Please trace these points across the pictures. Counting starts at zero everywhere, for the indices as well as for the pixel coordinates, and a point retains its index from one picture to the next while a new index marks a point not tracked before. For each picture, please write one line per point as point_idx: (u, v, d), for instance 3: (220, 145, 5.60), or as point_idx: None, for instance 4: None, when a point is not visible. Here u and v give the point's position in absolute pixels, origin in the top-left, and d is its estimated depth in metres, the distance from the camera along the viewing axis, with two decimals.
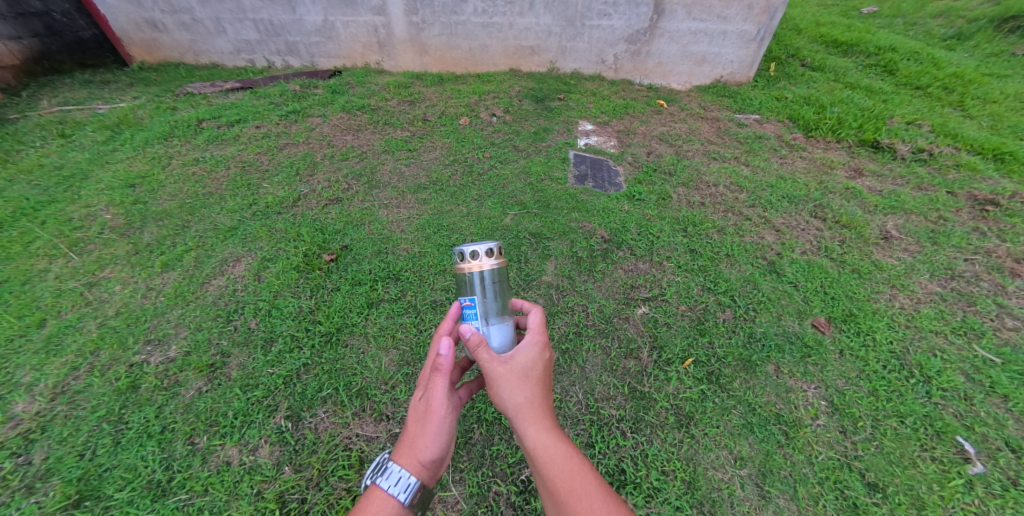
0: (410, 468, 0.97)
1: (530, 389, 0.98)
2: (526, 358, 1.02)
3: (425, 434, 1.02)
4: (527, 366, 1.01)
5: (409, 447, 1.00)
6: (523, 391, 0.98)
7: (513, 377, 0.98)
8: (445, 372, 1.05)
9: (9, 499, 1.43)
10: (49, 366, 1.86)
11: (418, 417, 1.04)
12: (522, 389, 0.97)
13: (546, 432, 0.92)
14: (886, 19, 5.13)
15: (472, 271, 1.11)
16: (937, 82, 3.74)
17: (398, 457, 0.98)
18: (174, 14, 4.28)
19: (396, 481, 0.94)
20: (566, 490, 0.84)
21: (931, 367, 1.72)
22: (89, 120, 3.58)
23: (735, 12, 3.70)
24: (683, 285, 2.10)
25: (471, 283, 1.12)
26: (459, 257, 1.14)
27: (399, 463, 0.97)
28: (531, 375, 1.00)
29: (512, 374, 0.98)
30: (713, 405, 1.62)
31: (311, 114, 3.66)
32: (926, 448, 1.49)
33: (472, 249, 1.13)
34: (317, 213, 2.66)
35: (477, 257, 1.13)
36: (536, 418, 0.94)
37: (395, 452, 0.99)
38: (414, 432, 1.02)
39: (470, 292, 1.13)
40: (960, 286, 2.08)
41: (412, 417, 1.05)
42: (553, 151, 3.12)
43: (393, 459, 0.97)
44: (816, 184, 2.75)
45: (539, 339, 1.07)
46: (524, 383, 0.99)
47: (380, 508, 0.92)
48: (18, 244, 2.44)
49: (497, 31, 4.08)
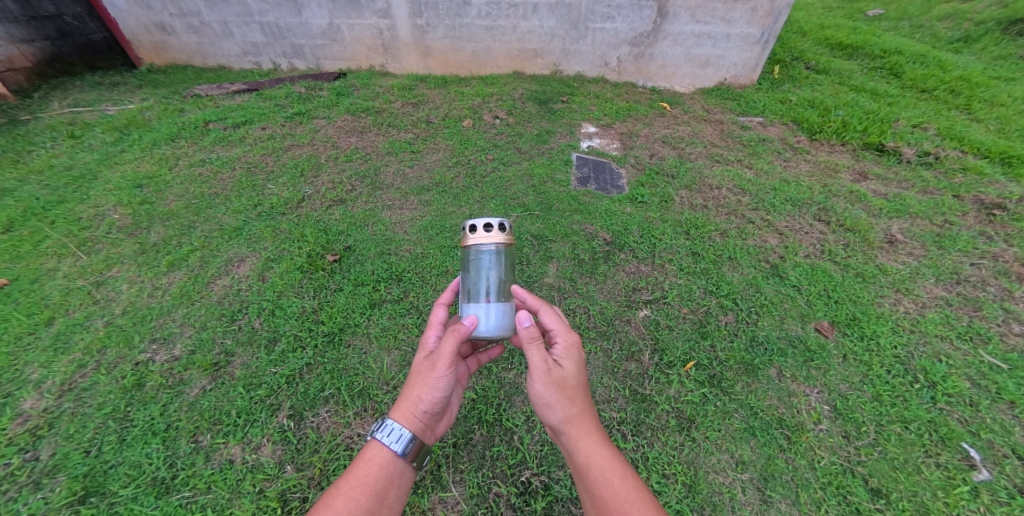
0: (406, 421, 1.05)
1: (576, 402, 1.03)
2: (571, 369, 1.08)
3: (424, 391, 1.09)
4: (572, 377, 1.07)
5: (409, 402, 1.08)
6: (569, 402, 1.03)
7: (558, 389, 1.04)
8: (461, 336, 1.12)
9: (17, 495, 1.46)
10: (56, 363, 1.88)
11: (421, 373, 1.10)
12: (569, 401, 1.03)
13: (596, 447, 0.98)
14: (892, 22, 5.10)
15: (477, 244, 1.13)
16: (944, 85, 3.72)
17: (398, 413, 1.06)
18: (182, 17, 4.34)
19: (393, 434, 1.02)
20: (615, 507, 0.88)
21: (935, 372, 1.71)
22: (99, 122, 3.64)
23: (739, 15, 3.70)
24: (685, 288, 2.10)
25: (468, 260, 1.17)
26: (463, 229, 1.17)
27: (397, 418, 1.04)
28: (578, 388, 1.06)
29: (557, 385, 1.05)
30: (715, 409, 1.61)
31: (316, 116, 3.70)
32: (931, 454, 1.47)
33: (481, 223, 1.13)
34: (321, 214, 2.69)
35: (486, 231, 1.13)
36: (585, 433, 1.00)
37: (394, 406, 1.07)
38: (414, 389, 1.09)
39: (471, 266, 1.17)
40: (966, 291, 2.06)
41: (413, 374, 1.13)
42: (556, 154, 3.13)
43: (391, 415, 1.05)
44: (820, 187, 2.73)
45: (579, 344, 1.13)
46: (570, 394, 1.04)
47: (375, 456, 1.00)
48: (29, 243, 2.48)
49: (501, 34, 4.10)
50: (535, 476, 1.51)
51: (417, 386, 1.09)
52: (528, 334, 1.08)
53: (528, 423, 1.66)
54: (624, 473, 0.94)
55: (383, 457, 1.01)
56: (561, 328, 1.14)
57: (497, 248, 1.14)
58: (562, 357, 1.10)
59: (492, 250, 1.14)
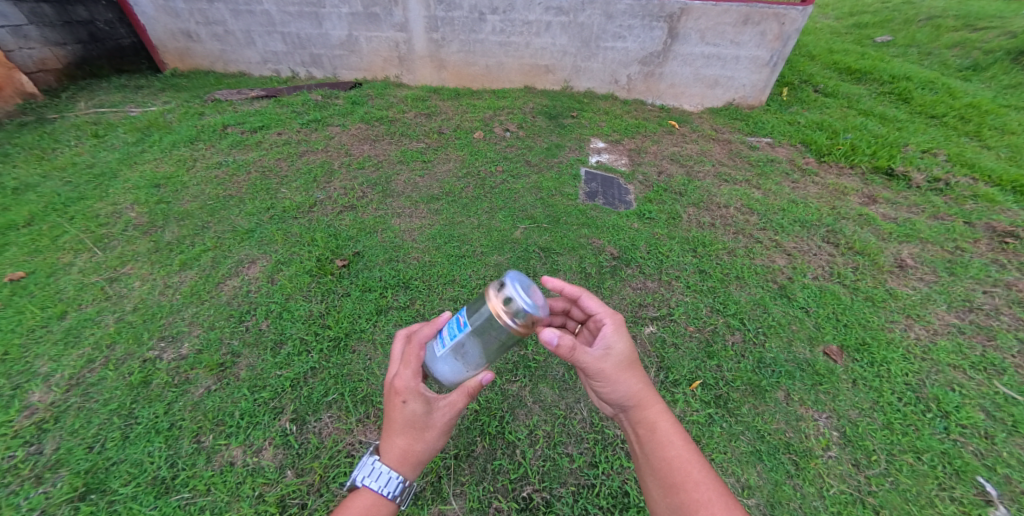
0: (411, 473, 1.01)
1: (636, 374, 1.01)
2: (623, 346, 1.05)
3: (426, 445, 1.03)
4: (629, 352, 1.04)
5: (409, 457, 1.01)
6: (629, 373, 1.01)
7: (620, 365, 1.00)
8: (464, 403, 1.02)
9: (19, 488, 1.47)
10: (67, 357, 1.91)
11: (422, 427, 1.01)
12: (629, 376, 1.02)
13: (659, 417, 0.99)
14: (901, 48, 5.14)
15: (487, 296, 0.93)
16: (953, 112, 3.72)
17: (399, 462, 1.00)
18: (208, 25, 4.49)
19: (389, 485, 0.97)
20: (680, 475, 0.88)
21: (948, 402, 1.67)
22: (121, 122, 3.74)
23: (749, 38, 3.75)
24: (692, 306, 2.09)
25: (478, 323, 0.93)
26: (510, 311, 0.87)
27: (403, 474, 1.00)
28: (634, 363, 1.04)
29: (618, 362, 1.00)
30: (721, 431, 1.59)
31: (331, 123, 3.77)
32: (945, 487, 1.43)
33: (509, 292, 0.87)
34: (332, 219, 2.73)
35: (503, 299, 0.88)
36: (648, 405, 1.00)
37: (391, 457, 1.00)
38: (413, 443, 1.01)
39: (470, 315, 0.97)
40: (978, 319, 2.03)
41: (403, 424, 1.02)
42: (564, 168, 3.16)
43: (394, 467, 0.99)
44: (829, 209, 2.72)
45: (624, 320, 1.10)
46: (632, 370, 1.04)
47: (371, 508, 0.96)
48: (47, 237, 2.54)
49: (515, 49, 4.18)
50: (537, 492, 1.49)
51: (421, 442, 1.02)
52: (564, 345, 0.95)
53: (531, 437, 1.65)
54: (686, 441, 0.95)
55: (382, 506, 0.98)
56: (604, 309, 1.14)
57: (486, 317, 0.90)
58: (612, 335, 1.06)
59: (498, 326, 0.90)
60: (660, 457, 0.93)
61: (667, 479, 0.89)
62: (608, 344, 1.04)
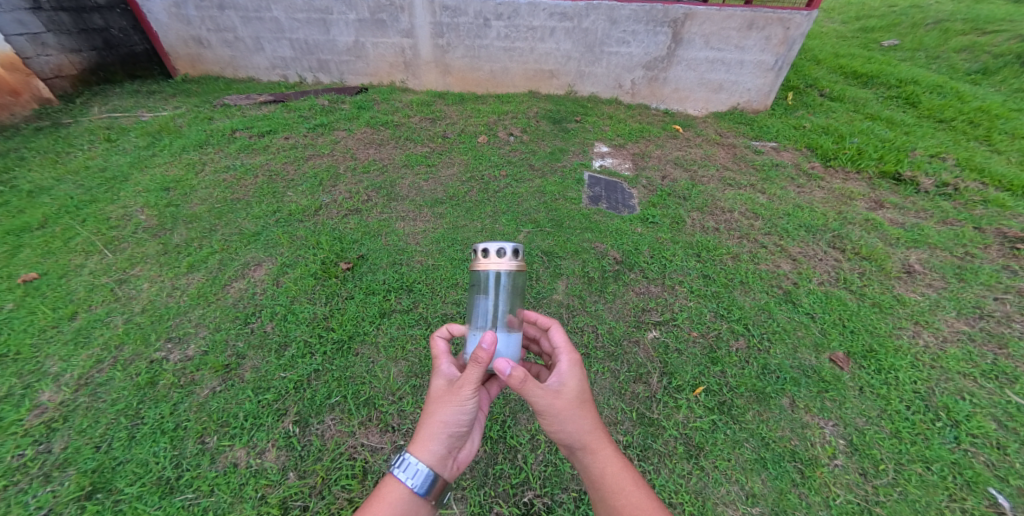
0: (424, 454, 0.97)
1: (586, 414, 1.03)
2: (576, 385, 1.07)
3: (440, 416, 1.02)
4: (580, 389, 1.07)
5: (423, 433, 1.01)
6: (580, 411, 1.03)
7: (571, 404, 1.03)
8: (484, 364, 0.99)
9: (28, 486, 1.49)
10: (76, 357, 1.94)
11: (440, 397, 1.04)
12: (582, 416, 1.03)
13: (611, 461, 0.98)
14: (909, 52, 5.10)
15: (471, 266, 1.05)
16: (963, 116, 3.67)
17: (417, 445, 0.98)
18: (218, 32, 4.57)
19: (410, 469, 0.94)
20: None
21: (959, 411, 1.63)
22: (133, 127, 3.82)
23: (754, 42, 3.74)
24: (695, 311, 2.07)
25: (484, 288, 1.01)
26: (489, 257, 0.96)
27: (413, 450, 0.97)
28: (586, 404, 1.05)
29: (569, 400, 1.03)
30: (724, 437, 1.58)
31: (337, 128, 3.82)
32: (955, 499, 1.39)
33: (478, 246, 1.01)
34: (337, 222, 2.75)
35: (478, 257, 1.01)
36: (600, 447, 1.00)
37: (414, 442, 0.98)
38: (427, 418, 1.03)
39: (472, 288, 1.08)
40: (989, 326, 1.99)
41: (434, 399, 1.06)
42: (568, 172, 3.16)
43: (412, 449, 0.97)
44: (835, 214, 2.70)
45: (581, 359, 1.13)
46: (583, 409, 1.04)
47: (391, 494, 0.93)
48: (60, 239, 2.60)
49: (519, 55, 4.21)
50: (538, 498, 1.48)
51: (436, 412, 1.02)
52: (516, 378, 0.98)
53: (533, 441, 1.64)
54: (636, 483, 0.95)
55: (396, 492, 0.94)
56: (565, 343, 1.16)
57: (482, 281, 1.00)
58: (568, 372, 1.09)
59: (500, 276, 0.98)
60: (610, 493, 0.96)
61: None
62: (563, 380, 1.07)
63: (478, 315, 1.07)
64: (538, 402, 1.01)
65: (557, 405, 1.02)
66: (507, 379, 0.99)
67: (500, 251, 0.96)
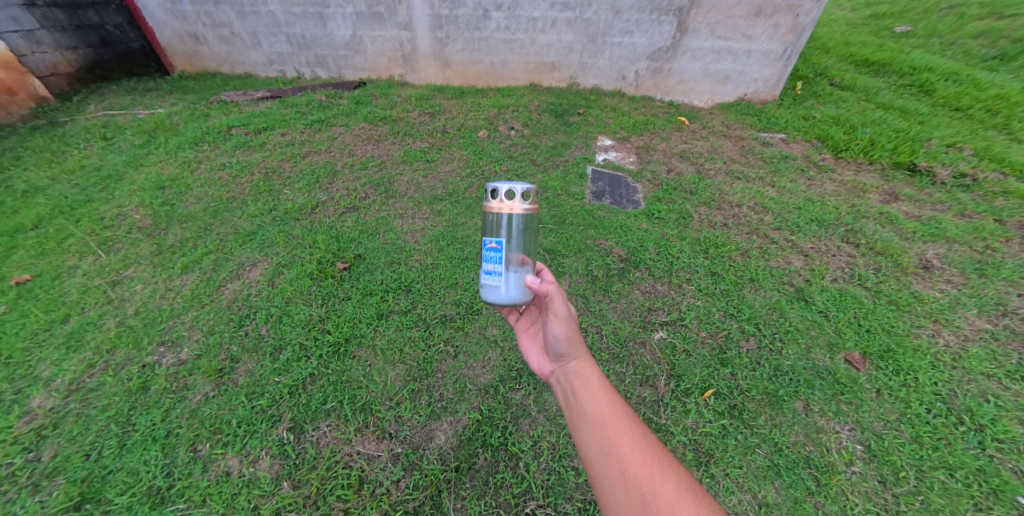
0: None
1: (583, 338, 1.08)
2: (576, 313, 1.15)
3: None
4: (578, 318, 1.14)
5: None
6: (573, 329, 1.07)
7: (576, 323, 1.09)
8: None
9: (17, 496, 1.45)
10: (68, 361, 1.90)
11: None
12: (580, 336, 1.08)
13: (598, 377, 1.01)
14: (921, 39, 4.95)
15: (497, 211, 1.01)
16: (980, 104, 3.56)
17: None
18: (214, 28, 4.49)
19: None
20: (612, 420, 0.88)
21: (983, 415, 1.55)
22: (128, 125, 3.76)
23: (762, 31, 3.63)
24: (704, 310, 2.00)
25: (507, 230, 1.03)
26: (511, 199, 1.00)
27: None
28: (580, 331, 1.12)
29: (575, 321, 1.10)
30: (735, 444, 1.52)
31: (334, 123, 3.74)
32: (981, 508, 1.32)
33: (502, 188, 1.00)
34: (333, 221, 2.69)
35: (511, 199, 1.01)
36: (590, 364, 1.04)
37: None
38: None
39: (495, 234, 1.04)
40: (1013, 324, 1.90)
41: None
42: (570, 167, 3.08)
43: None
44: (848, 207, 2.61)
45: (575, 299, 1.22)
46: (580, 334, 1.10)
47: None
48: (53, 240, 2.55)
49: (520, 47, 4.11)
50: (541, 508, 1.42)
51: None
52: (546, 286, 1.07)
53: (535, 449, 1.58)
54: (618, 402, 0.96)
55: None
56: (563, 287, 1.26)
57: (526, 219, 1.02)
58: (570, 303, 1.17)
59: (519, 218, 1.02)
60: (592, 402, 0.94)
61: (595, 421, 0.90)
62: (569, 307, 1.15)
63: (499, 259, 1.07)
64: (555, 310, 1.06)
65: (560, 315, 1.06)
66: (539, 285, 1.06)
67: (517, 194, 1.00)
